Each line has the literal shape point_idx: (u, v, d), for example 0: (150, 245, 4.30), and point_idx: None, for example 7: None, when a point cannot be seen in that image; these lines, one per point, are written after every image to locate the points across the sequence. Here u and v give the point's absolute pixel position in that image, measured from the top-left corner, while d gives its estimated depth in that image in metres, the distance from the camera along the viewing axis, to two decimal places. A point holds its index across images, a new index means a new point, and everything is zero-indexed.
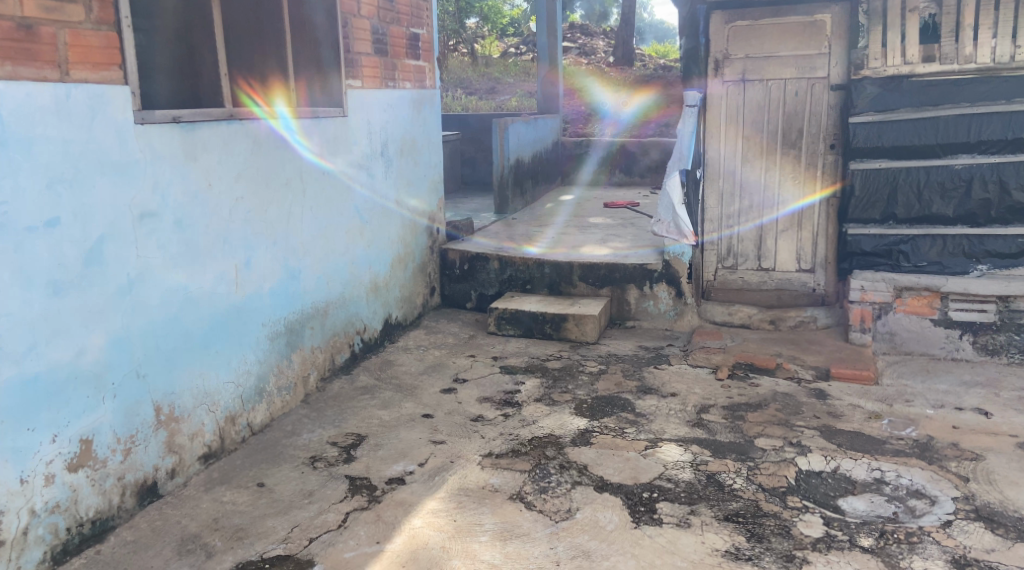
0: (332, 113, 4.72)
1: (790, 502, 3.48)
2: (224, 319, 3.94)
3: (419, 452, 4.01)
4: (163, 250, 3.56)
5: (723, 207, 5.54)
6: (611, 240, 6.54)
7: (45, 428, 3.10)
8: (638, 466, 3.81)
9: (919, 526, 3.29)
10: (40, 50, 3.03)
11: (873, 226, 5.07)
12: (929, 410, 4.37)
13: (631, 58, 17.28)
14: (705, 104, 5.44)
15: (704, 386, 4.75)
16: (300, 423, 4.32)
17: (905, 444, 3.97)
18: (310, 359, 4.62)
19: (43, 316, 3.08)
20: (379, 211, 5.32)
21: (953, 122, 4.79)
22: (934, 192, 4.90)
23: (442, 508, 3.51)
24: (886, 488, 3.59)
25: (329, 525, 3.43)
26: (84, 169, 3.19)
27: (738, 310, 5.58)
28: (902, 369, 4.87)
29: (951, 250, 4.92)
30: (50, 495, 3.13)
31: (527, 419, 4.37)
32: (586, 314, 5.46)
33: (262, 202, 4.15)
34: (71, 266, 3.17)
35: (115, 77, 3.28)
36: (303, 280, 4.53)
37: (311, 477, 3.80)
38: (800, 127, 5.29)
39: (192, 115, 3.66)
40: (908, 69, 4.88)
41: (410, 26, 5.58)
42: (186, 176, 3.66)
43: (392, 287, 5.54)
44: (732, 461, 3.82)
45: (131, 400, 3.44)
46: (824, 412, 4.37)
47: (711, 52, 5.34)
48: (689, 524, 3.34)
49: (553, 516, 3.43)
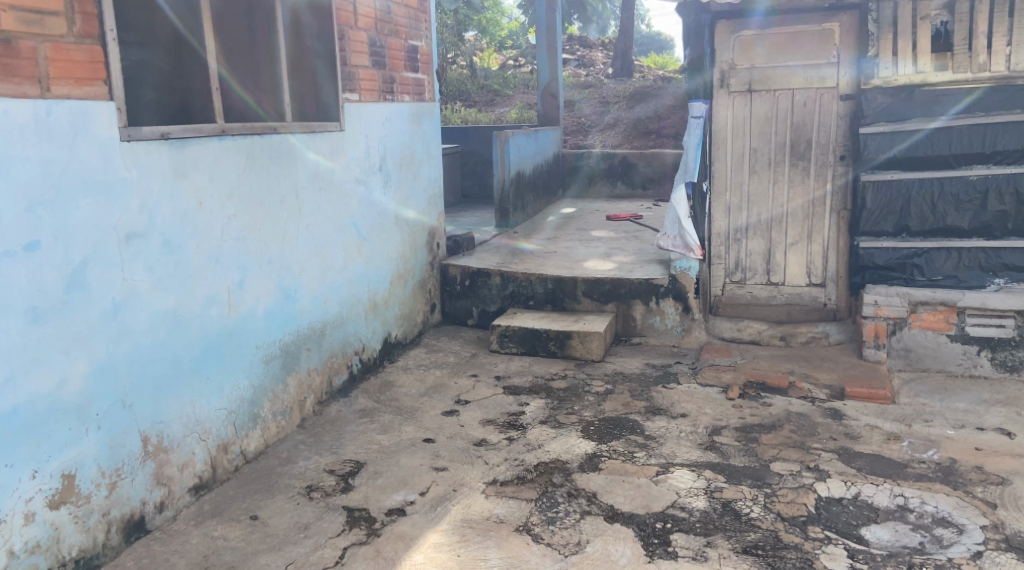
0: (328, 127, 4.57)
1: (812, 533, 3.31)
2: (215, 343, 3.78)
3: (420, 480, 3.84)
4: (151, 273, 3.40)
5: (730, 219, 5.39)
6: (615, 254, 6.38)
7: (25, 464, 2.94)
8: (650, 494, 3.64)
9: (947, 558, 3.13)
10: (19, 65, 2.87)
11: (885, 239, 4.92)
12: (949, 430, 4.21)
13: (630, 71, 17.22)
14: (712, 116, 5.27)
15: (714, 406, 4.59)
16: (296, 449, 4.16)
17: (927, 468, 3.81)
18: (306, 383, 4.46)
19: (22, 346, 2.92)
20: (377, 226, 5.16)
21: (968, 132, 4.65)
22: (948, 204, 4.75)
23: (445, 542, 3.35)
24: (910, 515, 3.42)
25: (326, 561, 3.27)
26: (65, 190, 3.04)
27: (748, 325, 5.43)
28: (918, 387, 4.69)
29: (967, 263, 4.76)
30: (30, 535, 2.96)
31: (532, 442, 4.20)
32: (591, 331, 5.31)
33: (255, 219, 4.00)
34: (51, 291, 3.01)
35: (100, 93, 3.14)
36: (299, 300, 4.37)
37: (307, 508, 3.63)
38: (808, 139, 5.15)
39: (181, 131, 3.50)
40: (920, 78, 4.74)
41: (408, 38, 5.44)
42: (176, 194, 3.51)
43: (391, 305, 5.39)
44: (748, 488, 3.66)
45: (116, 431, 3.28)
46: (841, 433, 4.21)
47: (717, 62, 5.19)
48: (705, 558, 3.17)
49: (562, 550, 3.26)
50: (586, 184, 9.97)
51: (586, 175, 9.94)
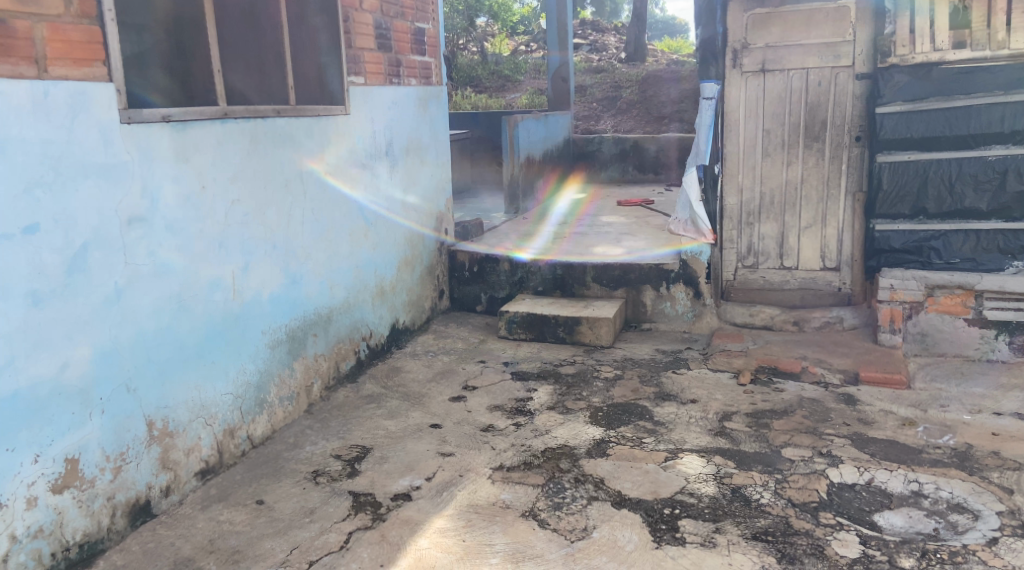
0: (334, 110, 4.53)
1: (823, 519, 3.25)
2: (220, 329, 3.75)
3: (426, 466, 3.81)
4: (154, 256, 3.38)
5: (742, 202, 5.31)
6: (625, 239, 6.32)
7: (26, 448, 2.92)
8: (658, 479, 3.59)
9: (962, 545, 3.06)
10: (15, 45, 2.84)
11: (902, 221, 4.81)
12: (965, 415, 4.13)
13: (644, 55, 17.07)
14: (723, 98, 5.20)
15: (725, 391, 4.53)
16: (303, 434, 4.13)
17: (943, 454, 3.74)
18: (313, 368, 4.43)
19: (22, 330, 2.89)
20: (384, 212, 5.12)
21: (986, 111, 4.52)
22: (966, 184, 4.63)
23: (450, 528, 3.31)
24: (925, 501, 3.35)
25: (330, 546, 3.23)
26: (65, 172, 3.01)
27: (760, 311, 5.35)
28: (934, 371, 4.60)
29: (985, 245, 4.65)
30: (32, 519, 2.95)
31: (540, 428, 4.16)
32: (600, 317, 5.25)
33: (260, 203, 3.96)
34: (51, 275, 2.98)
35: (98, 74, 3.10)
36: (305, 285, 4.33)
37: (313, 493, 3.60)
38: (823, 119, 5.05)
39: (183, 113, 3.46)
40: (938, 56, 4.58)
41: (415, 20, 5.38)
42: (177, 178, 3.47)
43: (399, 291, 5.34)
44: (759, 473, 3.60)
45: (120, 416, 3.26)
46: (854, 419, 4.14)
47: (729, 42, 5.11)
48: (714, 544, 3.11)
49: (568, 536, 3.22)
50: (593, 169, 9.89)
51: (593, 161, 9.88)
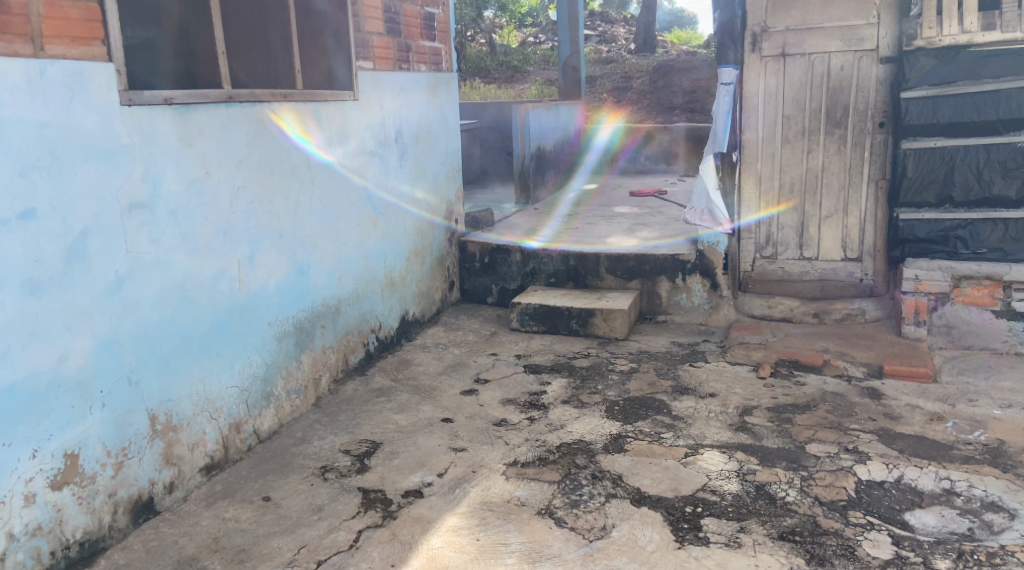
0: (342, 96, 4.41)
1: (853, 519, 3.11)
2: (225, 319, 3.63)
3: (438, 461, 3.69)
4: (156, 244, 3.26)
5: (761, 191, 5.16)
6: (639, 230, 6.18)
7: (24, 442, 2.81)
8: (678, 476, 3.46)
9: (1000, 545, 2.93)
10: (9, 22, 2.72)
11: (927, 210, 4.62)
12: (996, 410, 3.98)
13: (654, 45, 16.87)
14: (742, 84, 5.04)
15: (745, 385, 4.39)
16: (311, 429, 4.02)
17: (974, 450, 3.60)
18: (321, 360, 4.31)
19: (18, 319, 2.78)
20: (393, 201, 4.99)
21: (1017, 95, 4.33)
22: (995, 171, 4.45)
23: (464, 526, 3.19)
24: (957, 500, 3.22)
25: (339, 545, 3.12)
26: (63, 155, 2.89)
27: (778, 303, 5.22)
28: (962, 365, 4.46)
29: (1014, 234, 4.46)
30: (31, 516, 2.84)
31: (554, 422, 4.03)
32: (615, 309, 5.11)
33: (266, 190, 3.84)
34: (49, 263, 2.87)
35: (97, 53, 2.98)
36: (312, 276, 4.21)
37: (321, 490, 3.49)
38: (845, 104, 4.89)
39: (186, 96, 3.34)
40: (965, 39, 4.42)
41: (424, 5, 5.24)
42: (180, 163, 3.35)
43: (409, 282, 5.22)
44: (783, 471, 3.47)
45: (122, 409, 3.15)
46: (880, 414, 4.00)
47: (748, 25, 4.96)
48: (739, 545, 2.99)
49: (587, 535, 3.09)
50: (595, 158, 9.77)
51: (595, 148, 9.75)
